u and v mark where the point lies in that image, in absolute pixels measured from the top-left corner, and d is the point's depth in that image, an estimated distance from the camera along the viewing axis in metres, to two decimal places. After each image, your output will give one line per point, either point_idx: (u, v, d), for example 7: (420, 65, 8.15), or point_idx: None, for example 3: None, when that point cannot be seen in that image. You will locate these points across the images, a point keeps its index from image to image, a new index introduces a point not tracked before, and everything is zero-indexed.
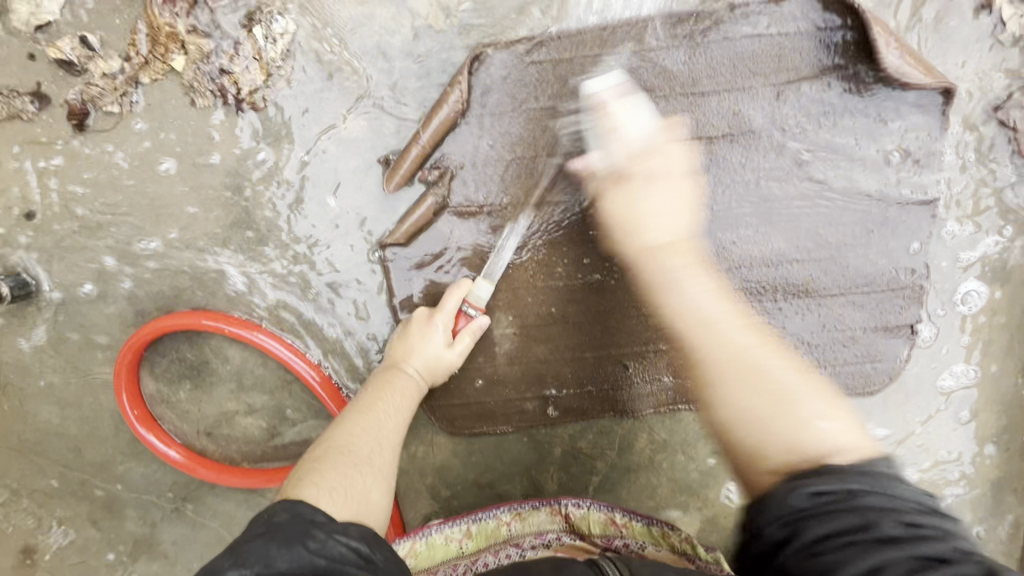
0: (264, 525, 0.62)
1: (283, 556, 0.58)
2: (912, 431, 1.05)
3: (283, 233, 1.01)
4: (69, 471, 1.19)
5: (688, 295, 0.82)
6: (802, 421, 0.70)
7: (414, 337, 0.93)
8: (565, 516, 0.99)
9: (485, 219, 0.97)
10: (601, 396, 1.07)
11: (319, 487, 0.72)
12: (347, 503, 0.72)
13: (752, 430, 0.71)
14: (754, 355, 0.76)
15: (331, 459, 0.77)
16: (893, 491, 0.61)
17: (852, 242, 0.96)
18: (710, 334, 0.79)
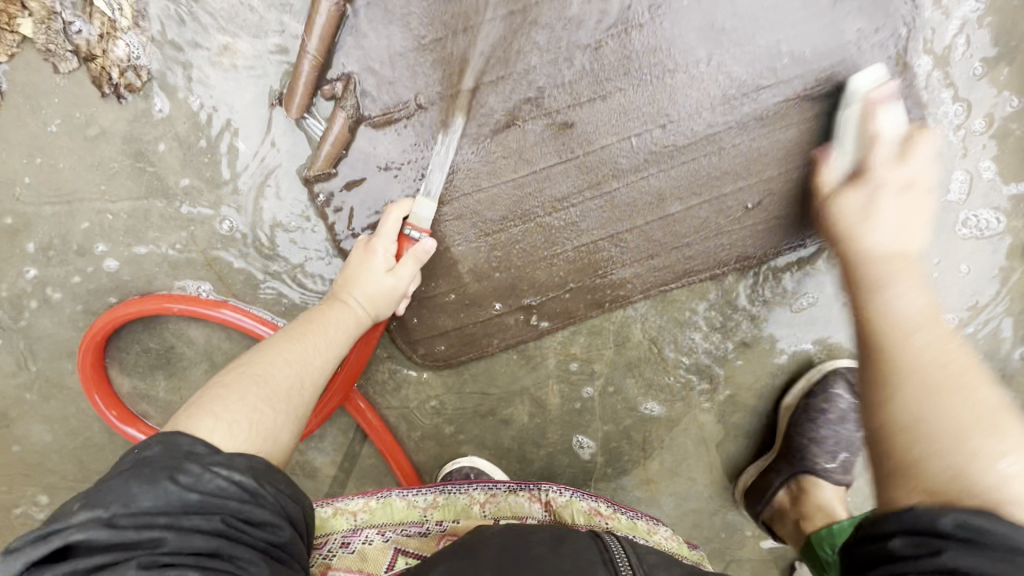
0: (133, 461, 0.58)
1: (145, 494, 0.55)
2: (929, 255, 0.96)
3: (202, 195, 0.93)
4: (77, 487, 1.17)
5: (902, 299, 0.72)
6: (976, 452, 0.56)
7: (356, 265, 0.86)
8: (544, 504, 0.91)
9: (406, 124, 0.87)
10: (583, 293, 0.99)
11: (218, 417, 0.66)
12: (245, 441, 0.66)
13: (905, 442, 0.61)
14: (951, 362, 0.64)
15: (245, 387, 0.71)
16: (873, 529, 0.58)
17: (828, 51, 0.84)
18: (923, 346, 0.67)
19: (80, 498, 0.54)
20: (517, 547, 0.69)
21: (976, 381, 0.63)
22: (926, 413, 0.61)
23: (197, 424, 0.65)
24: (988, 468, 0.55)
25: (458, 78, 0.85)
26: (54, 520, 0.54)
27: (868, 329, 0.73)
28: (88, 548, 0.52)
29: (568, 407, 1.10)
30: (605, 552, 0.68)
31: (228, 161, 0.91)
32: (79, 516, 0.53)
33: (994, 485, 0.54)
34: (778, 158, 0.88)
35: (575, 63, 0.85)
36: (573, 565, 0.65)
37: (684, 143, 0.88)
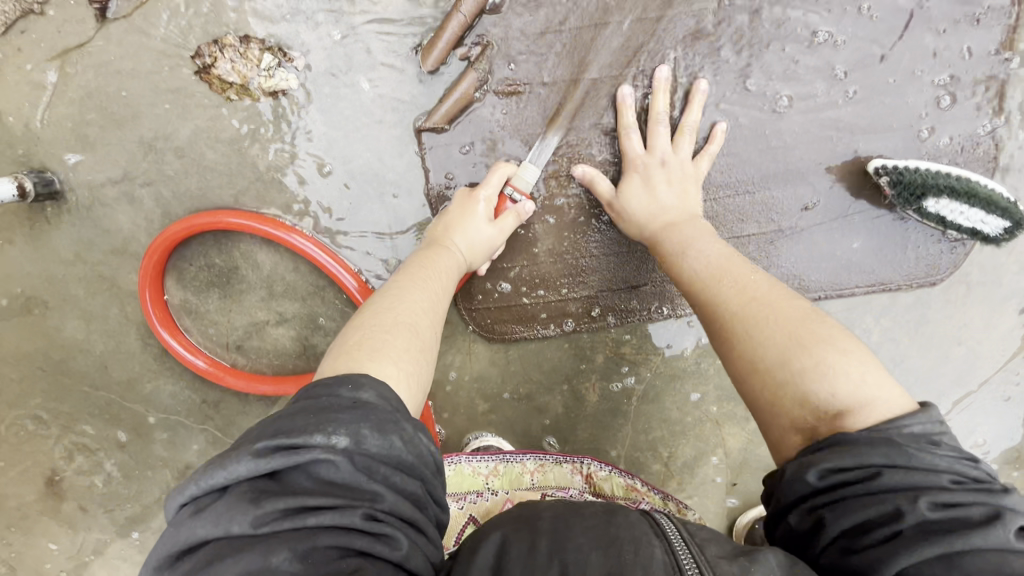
0: (352, 399, 0.59)
1: (375, 442, 0.56)
2: (967, 318, 1.02)
3: (315, 127, 0.97)
4: (96, 390, 1.16)
5: (700, 251, 0.84)
6: (822, 362, 0.66)
7: (455, 214, 0.90)
8: (586, 476, 0.99)
9: (527, 98, 0.93)
10: (650, 294, 1.03)
11: (397, 366, 0.68)
12: (416, 390, 0.70)
13: (766, 381, 0.70)
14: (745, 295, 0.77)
15: (403, 336, 0.73)
16: (924, 467, 0.57)
17: (919, 112, 0.92)
18: (726, 280, 0.79)
19: (312, 420, 0.55)
20: (569, 518, 0.67)
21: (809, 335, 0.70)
22: (758, 393, 0.71)
23: (382, 372, 0.66)
24: (821, 380, 0.66)
25: (585, 68, 0.92)
26: (287, 434, 0.55)
27: (704, 280, 0.81)
28: (319, 471, 0.54)
29: (603, 406, 1.12)
30: (657, 526, 0.64)
31: (349, 98, 0.96)
32: (317, 436, 0.54)
33: (833, 394, 0.65)
34: (847, 195, 0.96)
35: (694, 74, 0.92)
36: (630, 535, 0.63)
37: (773, 169, 0.95)
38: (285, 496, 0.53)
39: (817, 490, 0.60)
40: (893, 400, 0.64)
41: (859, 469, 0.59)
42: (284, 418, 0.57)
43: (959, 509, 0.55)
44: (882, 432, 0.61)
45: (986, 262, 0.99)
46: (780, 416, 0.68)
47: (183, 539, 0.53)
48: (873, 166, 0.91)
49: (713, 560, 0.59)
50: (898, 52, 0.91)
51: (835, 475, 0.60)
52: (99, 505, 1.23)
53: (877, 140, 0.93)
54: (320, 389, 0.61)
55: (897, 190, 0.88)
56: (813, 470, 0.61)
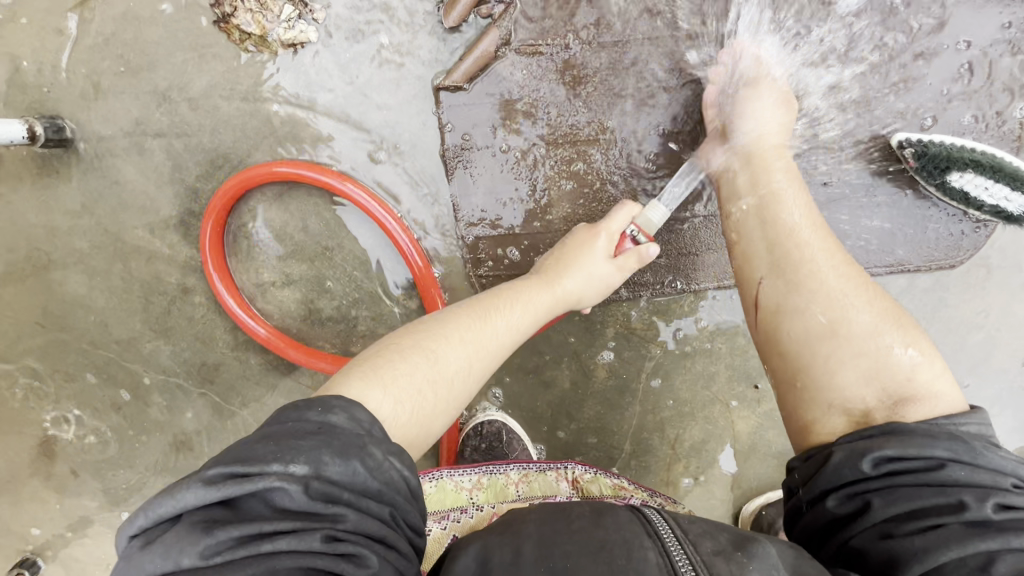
0: (317, 424, 0.56)
1: (337, 469, 0.53)
2: (986, 302, 1.00)
3: (332, 82, 0.96)
4: (94, 349, 1.14)
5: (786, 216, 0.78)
6: (884, 347, 0.67)
7: (573, 250, 0.88)
8: (572, 481, 0.96)
9: (548, 60, 0.92)
10: (664, 268, 1.01)
11: (389, 395, 0.66)
12: (409, 421, 0.68)
13: (835, 347, 0.68)
14: (817, 262, 0.74)
15: (412, 360, 0.71)
16: (991, 467, 0.56)
17: (945, 86, 0.91)
18: (805, 244, 0.76)
19: (270, 447, 0.53)
20: (556, 521, 0.63)
21: (871, 314, 0.70)
22: (826, 356, 0.68)
23: (367, 397, 0.64)
24: (894, 359, 0.66)
25: (608, 31, 0.91)
26: (244, 461, 0.52)
27: (790, 253, 0.75)
28: (275, 500, 0.51)
29: (612, 383, 1.10)
30: (649, 524, 0.62)
31: (368, 54, 0.95)
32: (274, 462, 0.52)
33: (907, 378, 0.65)
34: (871, 172, 0.94)
35: (720, 38, 0.90)
36: (621, 538, 0.60)
37: (796, 140, 0.93)
38: (240, 524, 0.50)
39: (868, 478, 0.58)
40: (954, 400, 0.64)
41: (919, 459, 0.57)
42: (244, 445, 0.54)
43: (1021, 514, 0.53)
44: (940, 424, 0.60)
45: (1005, 245, 0.98)
46: (832, 395, 0.67)
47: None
48: (897, 139, 0.90)
49: (708, 559, 0.57)
50: (925, 23, 0.90)
51: (891, 465, 0.58)
52: (90, 471, 1.20)
53: (901, 113, 0.92)
54: (283, 414, 0.58)
55: (921, 163, 0.88)
56: (869, 457, 0.58)
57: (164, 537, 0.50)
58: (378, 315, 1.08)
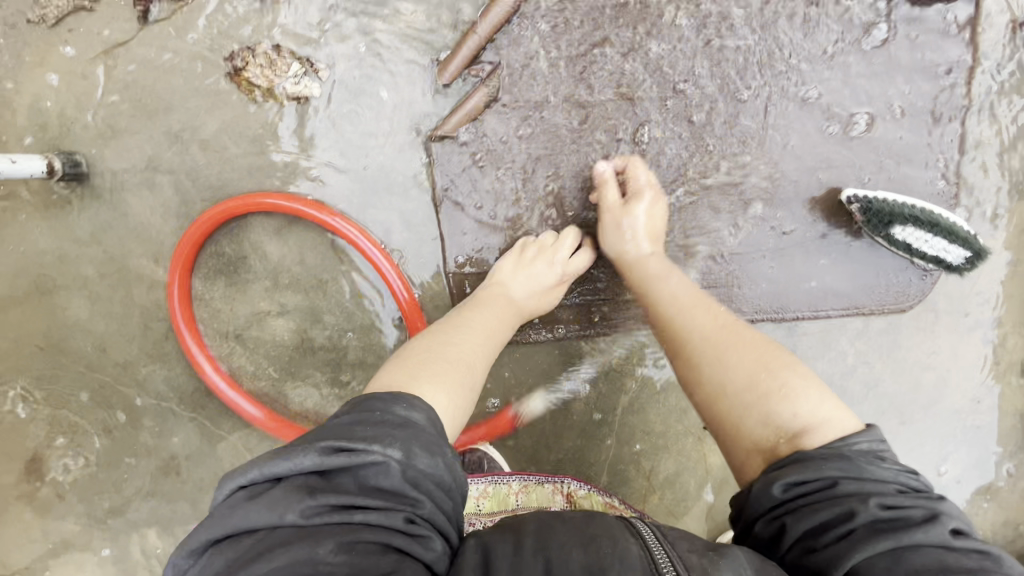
0: (403, 418, 0.66)
1: (424, 462, 0.63)
2: (933, 344, 1.08)
3: (334, 129, 1.05)
4: (91, 372, 1.18)
5: (669, 295, 0.94)
6: (778, 391, 0.75)
7: (510, 271, 1.00)
8: (566, 495, 1.00)
9: (531, 115, 1.01)
10: (637, 309, 1.08)
11: (439, 392, 0.77)
12: (452, 420, 0.78)
13: (732, 403, 0.78)
14: (710, 333, 0.87)
15: (455, 364, 0.83)
16: (875, 477, 0.64)
17: (886, 149, 1.01)
18: (694, 314, 0.91)
19: (373, 431, 0.63)
20: (553, 520, 0.68)
21: (761, 366, 0.79)
22: (731, 416, 0.78)
23: (430, 393, 0.76)
24: (782, 401, 0.74)
25: (585, 92, 1.00)
26: (349, 439, 0.62)
27: (676, 332, 0.90)
28: (368, 476, 0.61)
29: (589, 416, 1.15)
30: (632, 527, 0.67)
31: (367, 105, 1.04)
32: (370, 444, 0.62)
33: (794, 414, 0.73)
34: (825, 223, 1.03)
35: (685, 101, 1.01)
36: (608, 534, 0.64)
37: (755, 193, 1.03)
38: (337, 494, 0.60)
39: (780, 501, 0.65)
40: (848, 425, 0.72)
41: (818, 480, 0.64)
42: (348, 425, 0.64)
43: (904, 509, 0.60)
44: (834, 447, 0.67)
45: (950, 292, 1.06)
46: (745, 440, 0.75)
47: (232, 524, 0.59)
48: (846, 195, 0.99)
49: (684, 555, 0.62)
50: (867, 94, 1.01)
51: (797, 487, 0.64)
52: (77, 493, 1.22)
53: (850, 172, 1.01)
54: (375, 401, 0.68)
55: (868, 217, 0.97)
56: (778, 484, 0.65)
57: (264, 498, 0.60)
58: (367, 345, 1.13)
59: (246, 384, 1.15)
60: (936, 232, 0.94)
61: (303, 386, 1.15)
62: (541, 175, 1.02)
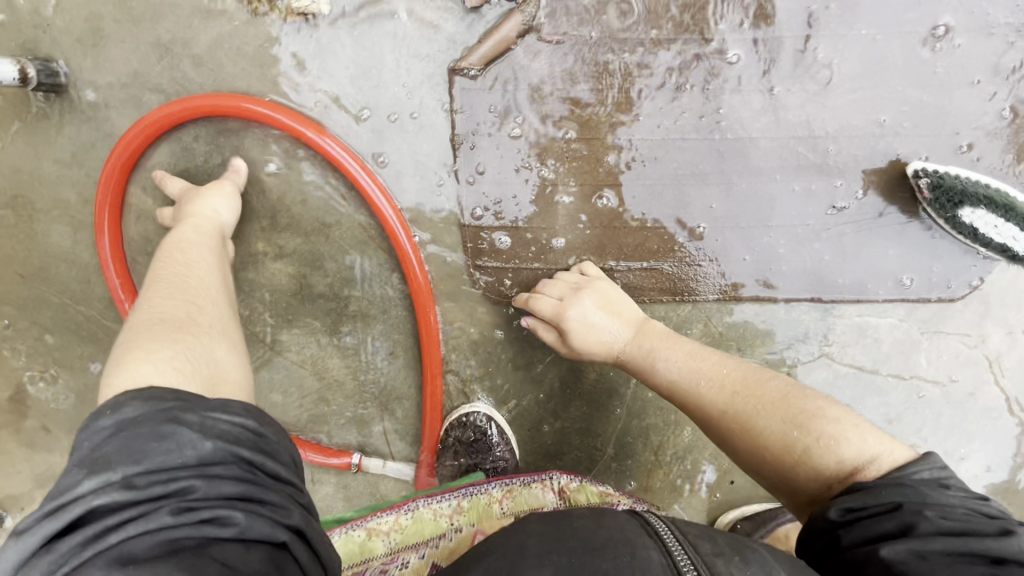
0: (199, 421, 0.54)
1: (274, 467, 0.56)
2: (977, 336, 1.00)
3: (346, 54, 0.95)
4: (74, 304, 1.10)
5: (668, 365, 0.86)
6: (822, 438, 0.69)
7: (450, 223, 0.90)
8: (558, 493, 0.93)
9: (569, 52, 0.91)
10: (664, 278, 0.99)
11: (149, 363, 0.61)
12: (197, 374, 0.64)
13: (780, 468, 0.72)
14: (749, 386, 0.79)
15: (149, 328, 0.68)
16: (938, 500, 0.59)
17: (965, 117, 0.90)
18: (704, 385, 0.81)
19: (196, 431, 0.52)
20: (559, 520, 0.65)
21: (781, 422, 0.73)
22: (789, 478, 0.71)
23: (145, 356, 0.62)
24: (822, 452, 0.68)
25: (631, 29, 0.90)
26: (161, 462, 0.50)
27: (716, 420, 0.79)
28: (236, 460, 0.53)
29: (601, 386, 1.10)
30: (649, 526, 0.62)
31: (384, 29, 0.94)
32: (232, 423, 0.55)
33: (837, 459, 0.67)
34: (880, 198, 0.93)
35: (744, 47, 0.90)
36: (622, 537, 0.60)
37: (810, 158, 0.92)
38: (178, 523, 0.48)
39: (836, 524, 0.60)
40: (896, 454, 0.67)
41: (876, 505, 0.60)
42: (129, 447, 0.51)
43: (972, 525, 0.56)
44: (891, 477, 0.63)
45: (1005, 282, 0.98)
46: (801, 493, 0.70)
47: (78, 511, 0.48)
48: (913, 168, 0.89)
49: (708, 560, 0.57)
50: (950, 52, 0.89)
51: (853, 512, 0.60)
52: (63, 427, 1.17)
53: (920, 142, 0.91)
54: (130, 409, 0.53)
55: (935, 194, 0.88)
56: (834, 509, 0.61)
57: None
58: (369, 296, 1.06)
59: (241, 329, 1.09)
60: (1010, 216, 0.86)
61: (300, 334, 1.08)
62: (571, 123, 0.93)
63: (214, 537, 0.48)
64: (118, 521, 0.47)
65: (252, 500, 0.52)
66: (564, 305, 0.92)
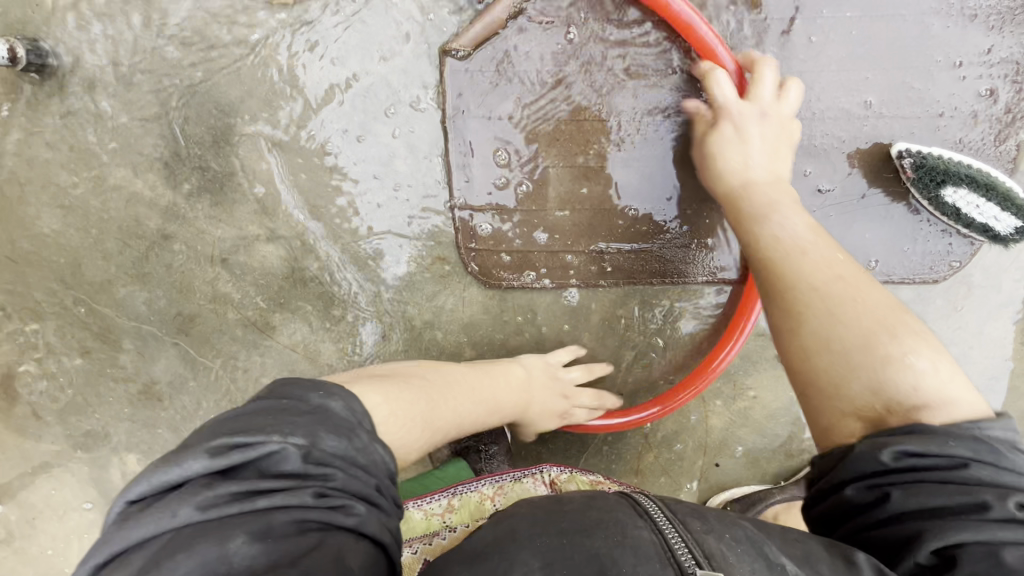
0: (314, 405, 0.56)
1: (387, 493, 0.58)
2: (957, 316, 1.02)
3: (336, 39, 0.98)
4: (65, 288, 1.10)
5: (774, 225, 0.82)
6: (898, 356, 0.65)
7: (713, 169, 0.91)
8: (548, 484, 0.95)
9: (558, 34, 0.94)
10: (654, 260, 1.02)
11: (381, 400, 0.68)
12: (396, 433, 0.68)
13: (838, 358, 0.68)
14: (854, 284, 0.73)
15: (387, 379, 0.74)
16: (1016, 469, 0.55)
17: (946, 99, 0.91)
18: (803, 258, 0.77)
19: (350, 434, 0.55)
20: (548, 506, 0.63)
21: (884, 317, 0.69)
22: (837, 365, 0.68)
23: (370, 399, 0.67)
24: (905, 369, 0.64)
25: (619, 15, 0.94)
26: (280, 429, 0.52)
27: (785, 271, 0.77)
28: (378, 471, 0.57)
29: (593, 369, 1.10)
30: (638, 506, 0.61)
31: (376, 13, 0.97)
32: (371, 445, 0.57)
33: (913, 388, 0.63)
34: (864, 179, 0.95)
35: (732, 29, 0.91)
36: (612, 518, 0.59)
37: (797, 140, 0.94)
38: (311, 504, 0.51)
39: (887, 470, 0.57)
40: (974, 404, 0.62)
41: (944, 458, 0.56)
42: (269, 414, 0.54)
43: None
44: (964, 427, 0.58)
45: (984, 262, 1.00)
46: (838, 403, 0.66)
47: (238, 459, 0.51)
48: (897, 148, 0.91)
49: (699, 537, 0.56)
50: (932, 35, 0.90)
51: (912, 460, 0.57)
52: (55, 413, 1.17)
53: (901, 124, 0.92)
54: (283, 391, 0.57)
55: (919, 174, 0.90)
56: (888, 451, 0.58)
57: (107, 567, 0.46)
58: (362, 280, 1.06)
59: (233, 311, 1.09)
60: (993, 195, 0.87)
61: (292, 318, 1.09)
62: (559, 104, 0.96)
63: (337, 524, 0.52)
64: (268, 487, 0.51)
65: (368, 502, 0.55)
66: (722, 116, 0.90)
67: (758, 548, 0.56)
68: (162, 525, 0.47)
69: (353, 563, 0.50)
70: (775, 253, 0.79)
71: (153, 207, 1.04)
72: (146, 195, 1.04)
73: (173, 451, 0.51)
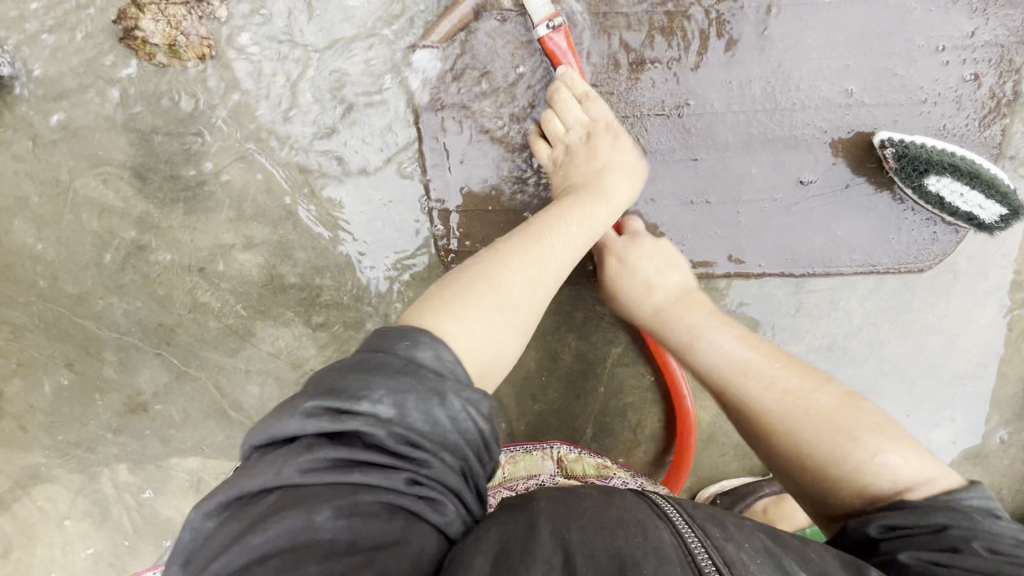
0: (405, 360, 0.59)
1: (479, 467, 0.61)
2: (943, 305, 1.01)
3: (303, 42, 0.96)
4: (42, 302, 1.09)
5: (718, 346, 0.82)
6: (864, 460, 0.67)
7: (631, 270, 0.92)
8: (557, 461, 0.98)
9: (529, 29, 0.92)
10: None
11: (462, 325, 0.66)
12: (482, 354, 0.67)
13: (817, 475, 0.70)
14: (802, 393, 0.74)
15: (482, 288, 0.72)
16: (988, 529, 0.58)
17: (929, 84, 0.89)
18: (750, 377, 0.77)
19: (433, 395, 0.57)
20: (568, 497, 0.62)
21: (832, 402, 0.73)
22: (820, 482, 0.69)
23: (448, 320, 0.66)
24: (875, 469, 0.67)
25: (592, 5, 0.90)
26: (351, 400, 0.55)
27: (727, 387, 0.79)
28: (471, 450, 0.59)
29: (578, 367, 1.10)
30: (657, 507, 0.60)
31: (342, 14, 0.95)
32: (477, 426, 0.60)
33: (891, 481, 0.66)
34: (848, 169, 0.93)
35: (706, 18, 0.89)
36: (631, 517, 0.58)
37: (777, 132, 0.92)
38: (393, 492, 0.54)
39: (874, 541, 0.60)
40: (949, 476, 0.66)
41: (923, 524, 0.59)
42: (362, 374, 0.57)
43: None
44: (939, 498, 0.62)
45: (969, 250, 0.99)
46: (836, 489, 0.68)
47: (349, 428, 0.54)
48: (880, 138, 0.89)
49: (719, 543, 0.56)
50: (914, 19, 0.88)
51: (893, 530, 0.60)
52: (43, 425, 1.16)
53: (883, 111, 0.90)
54: (377, 339, 0.62)
55: (901, 164, 0.87)
56: (871, 524, 0.61)
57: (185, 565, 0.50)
58: (342, 285, 1.05)
59: (213, 320, 1.08)
60: (976, 183, 0.85)
61: (274, 325, 1.07)
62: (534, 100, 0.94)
63: (424, 516, 0.55)
64: (365, 461, 0.55)
65: (456, 494, 0.58)
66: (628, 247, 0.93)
67: (776, 561, 0.56)
68: (267, 482, 0.53)
69: (427, 558, 0.53)
70: (722, 370, 0.79)
71: (126, 218, 1.03)
72: (118, 205, 1.02)
73: (281, 408, 0.57)
